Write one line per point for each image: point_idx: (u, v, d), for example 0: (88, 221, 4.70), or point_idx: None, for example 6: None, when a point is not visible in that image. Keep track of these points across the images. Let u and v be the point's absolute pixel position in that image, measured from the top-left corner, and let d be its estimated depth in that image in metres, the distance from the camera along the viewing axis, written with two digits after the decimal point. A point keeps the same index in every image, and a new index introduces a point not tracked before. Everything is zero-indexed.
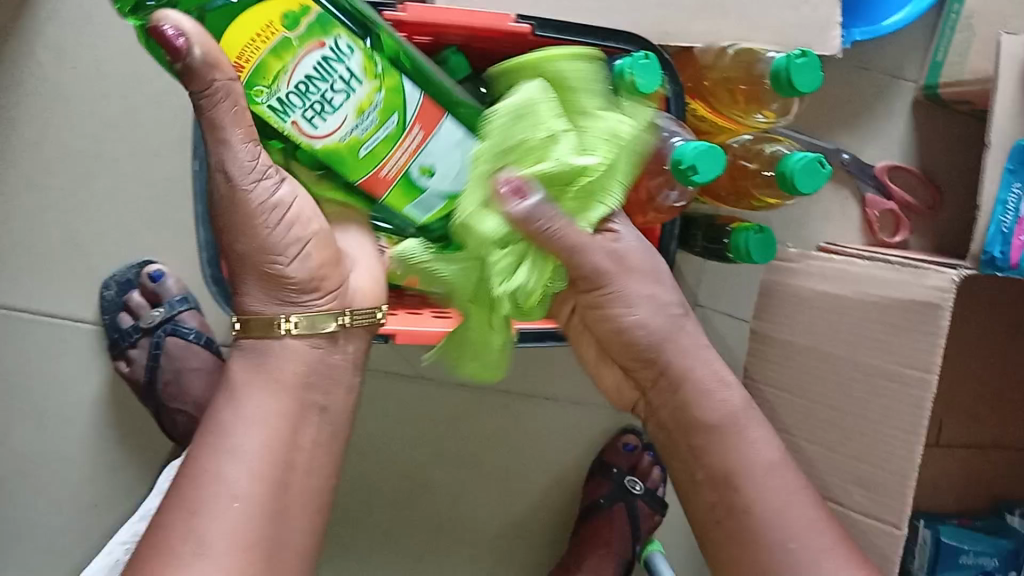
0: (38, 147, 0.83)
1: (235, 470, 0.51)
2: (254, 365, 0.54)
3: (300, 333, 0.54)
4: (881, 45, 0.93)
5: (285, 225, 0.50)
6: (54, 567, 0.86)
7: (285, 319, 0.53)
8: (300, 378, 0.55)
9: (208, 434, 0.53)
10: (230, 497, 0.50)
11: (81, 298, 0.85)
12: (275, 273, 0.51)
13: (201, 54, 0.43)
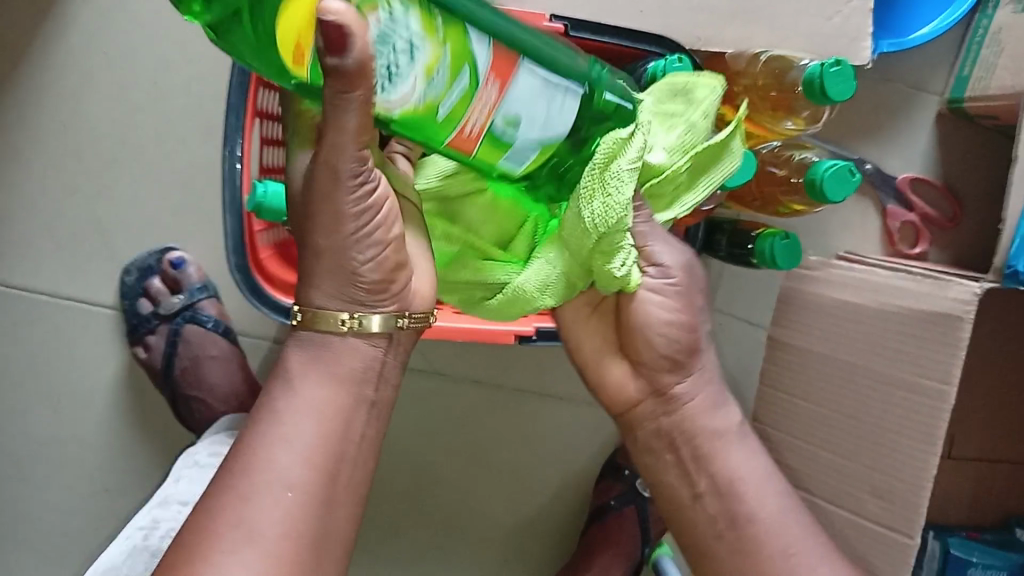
0: (67, 131, 0.83)
1: (290, 461, 0.49)
2: (312, 356, 0.50)
3: (358, 333, 0.49)
4: (908, 56, 0.93)
5: (369, 228, 0.44)
6: (67, 550, 0.86)
7: (346, 317, 0.48)
8: (355, 372, 0.51)
9: (262, 423, 0.50)
10: (283, 487, 0.49)
11: (102, 283, 0.85)
12: (343, 274, 0.46)
13: (357, 38, 0.36)
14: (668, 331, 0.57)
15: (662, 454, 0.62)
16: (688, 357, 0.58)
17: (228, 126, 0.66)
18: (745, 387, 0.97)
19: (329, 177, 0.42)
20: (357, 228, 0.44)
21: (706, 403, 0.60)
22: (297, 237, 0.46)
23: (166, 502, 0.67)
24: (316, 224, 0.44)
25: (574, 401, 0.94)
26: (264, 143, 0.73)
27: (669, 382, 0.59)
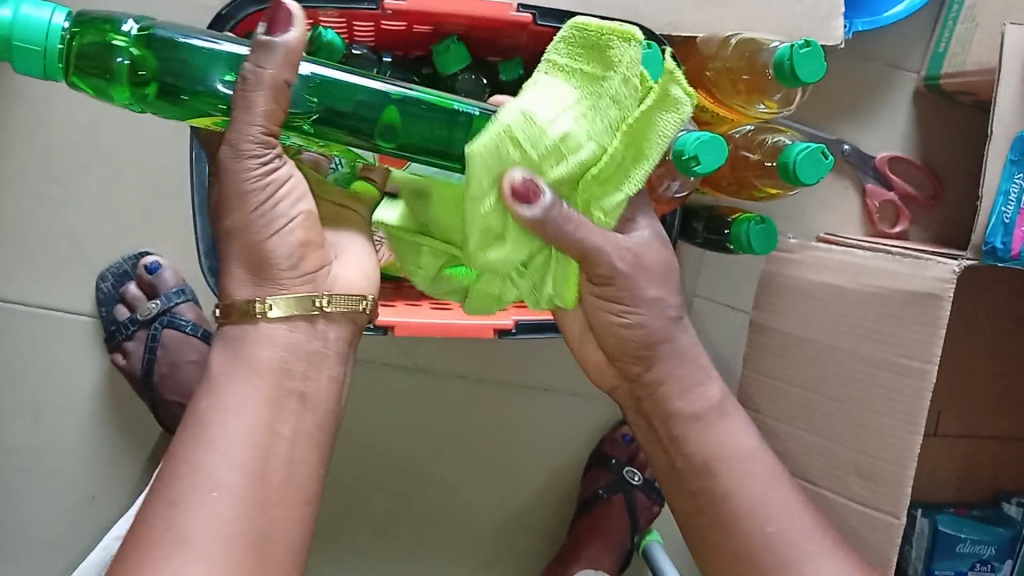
0: (34, 137, 0.82)
1: (214, 463, 0.47)
2: (233, 354, 0.50)
3: (279, 317, 0.49)
4: (883, 35, 0.93)
5: (270, 204, 0.47)
6: (51, 560, 0.86)
7: (262, 301, 0.49)
8: (276, 362, 0.50)
9: (187, 426, 0.49)
10: (210, 488, 0.47)
11: (77, 290, 0.84)
12: (261, 257, 0.48)
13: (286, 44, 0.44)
14: (642, 330, 0.55)
15: (644, 429, 0.62)
16: (648, 350, 0.57)
17: (194, 129, 0.65)
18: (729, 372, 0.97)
19: (231, 159, 0.45)
20: (269, 202, 0.47)
21: (679, 386, 0.58)
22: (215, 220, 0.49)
23: None
24: (225, 206, 0.47)
25: (558, 392, 0.94)
26: None
27: (641, 372, 0.58)
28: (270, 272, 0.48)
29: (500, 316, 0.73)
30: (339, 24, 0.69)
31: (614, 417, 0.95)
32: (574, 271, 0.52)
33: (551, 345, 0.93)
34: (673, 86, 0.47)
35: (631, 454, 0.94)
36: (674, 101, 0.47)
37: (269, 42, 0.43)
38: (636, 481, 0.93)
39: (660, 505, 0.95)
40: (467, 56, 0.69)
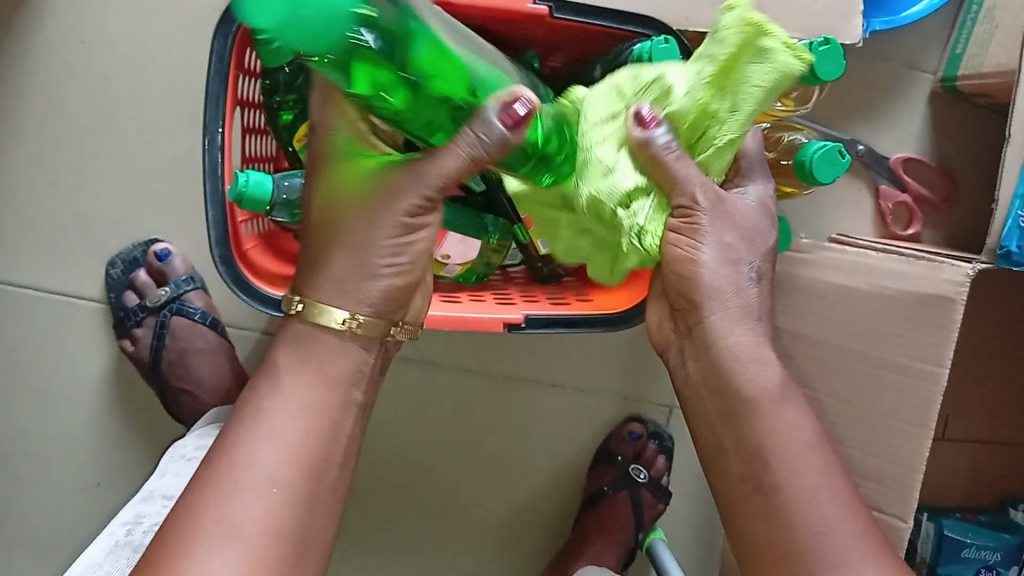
0: (48, 122, 0.83)
1: (270, 452, 0.50)
2: (301, 354, 0.52)
3: (357, 333, 0.52)
4: (900, 34, 0.92)
5: (400, 234, 0.50)
6: (57, 545, 0.86)
7: (346, 315, 0.51)
8: (343, 373, 0.53)
9: (246, 415, 0.52)
10: (269, 483, 0.49)
11: (86, 276, 0.84)
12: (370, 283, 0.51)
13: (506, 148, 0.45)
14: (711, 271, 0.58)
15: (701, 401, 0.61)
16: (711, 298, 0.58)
17: (207, 116, 0.65)
18: None
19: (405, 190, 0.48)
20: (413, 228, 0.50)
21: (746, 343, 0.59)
22: (332, 225, 0.51)
23: (150, 497, 0.66)
24: (362, 218, 0.50)
25: (565, 388, 0.94)
26: (247, 133, 0.72)
27: (697, 323, 0.60)
28: (366, 296, 0.51)
29: (510, 310, 0.73)
30: None
31: (622, 414, 0.95)
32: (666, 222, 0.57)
33: (560, 341, 0.92)
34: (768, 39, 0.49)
35: (637, 452, 0.92)
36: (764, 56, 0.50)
37: (494, 131, 0.44)
38: (642, 479, 0.92)
39: (665, 504, 0.94)
40: None
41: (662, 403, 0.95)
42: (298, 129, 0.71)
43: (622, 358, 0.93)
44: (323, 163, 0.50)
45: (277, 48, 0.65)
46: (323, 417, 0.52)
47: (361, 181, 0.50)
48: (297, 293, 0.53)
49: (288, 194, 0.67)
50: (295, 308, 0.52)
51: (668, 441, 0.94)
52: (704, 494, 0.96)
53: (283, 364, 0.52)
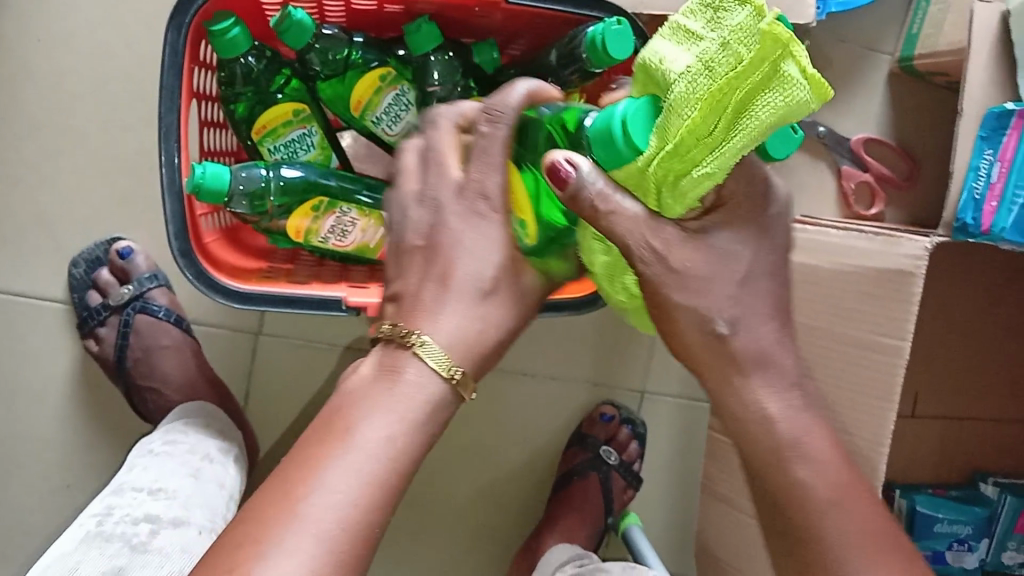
0: (6, 121, 0.82)
1: (340, 480, 0.43)
2: (388, 386, 0.46)
3: (455, 385, 0.47)
4: (856, 16, 0.93)
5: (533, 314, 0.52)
6: (27, 550, 0.85)
7: (459, 369, 0.47)
8: (417, 412, 0.46)
9: (313, 442, 0.45)
10: (332, 513, 0.42)
11: (50, 276, 0.84)
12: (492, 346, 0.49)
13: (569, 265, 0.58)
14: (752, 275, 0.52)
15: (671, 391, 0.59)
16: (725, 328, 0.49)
17: (161, 108, 0.64)
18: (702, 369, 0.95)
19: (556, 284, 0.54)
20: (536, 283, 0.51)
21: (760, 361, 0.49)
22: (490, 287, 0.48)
23: (120, 490, 0.66)
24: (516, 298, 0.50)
25: (537, 376, 0.94)
26: (205, 126, 0.72)
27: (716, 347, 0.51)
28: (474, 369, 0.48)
29: None
30: (309, 4, 0.72)
31: (594, 400, 0.95)
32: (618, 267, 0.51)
33: (534, 331, 0.93)
34: (789, 59, 0.35)
35: (609, 434, 0.92)
36: (782, 77, 0.35)
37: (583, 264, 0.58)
38: (613, 461, 0.92)
39: (636, 488, 0.94)
40: (437, 36, 0.70)
41: (634, 387, 0.95)
42: (256, 119, 0.71)
43: (592, 344, 0.94)
44: (489, 245, 0.48)
45: (231, 40, 0.65)
46: (412, 454, 0.46)
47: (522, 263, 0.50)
48: (417, 334, 0.47)
49: (246, 185, 0.67)
50: (413, 350, 0.47)
51: (641, 425, 0.94)
52: (677, 477, 0.97)
53: (384, 396, 0.46)
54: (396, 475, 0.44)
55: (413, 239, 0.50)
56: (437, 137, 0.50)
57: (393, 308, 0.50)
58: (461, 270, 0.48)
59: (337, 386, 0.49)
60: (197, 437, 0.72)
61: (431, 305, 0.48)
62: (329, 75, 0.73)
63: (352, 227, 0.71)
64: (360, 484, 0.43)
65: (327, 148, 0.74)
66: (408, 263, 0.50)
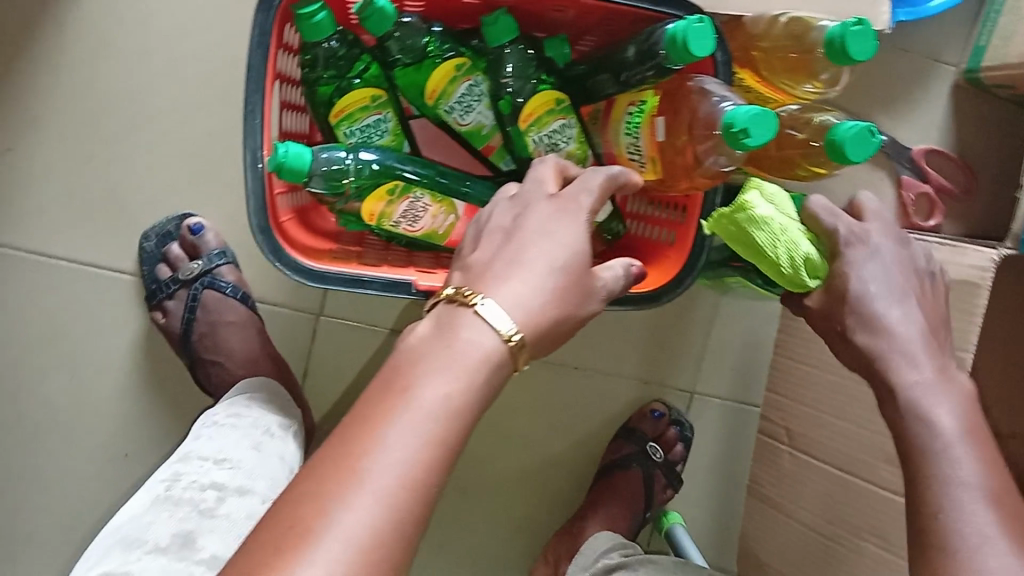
0: (86, 95, 0.84)
1: (399, 438, 0.43)
2: (446, 350, 0.47)
3: (512, 348, 0.48)
4: (922, 28, 0.93)
5: (586, 301, 0.53)
6: (83, 516, 0.87)
7: (517, 333, 0.48)
8: (469, 381, 0.46)
9: (374, 402, 0.45)
10: (390, 471, 0.42)
11: (119, 248, 0.86)
12: (553, 321, 0.50)
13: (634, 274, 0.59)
14: (868, 278, 0.59)
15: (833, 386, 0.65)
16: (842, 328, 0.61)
17: (248, 87, 0.66)
18: (751, 371, 0.95)
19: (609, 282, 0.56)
20: (600, 275, 0.55)
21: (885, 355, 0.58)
22: (560, 264, 0.51)
23: (187, 457, 0.67)
24: (575, 286, 0.52)
25: (587, 370, 0.95)
26: (285, 107, 0.74)
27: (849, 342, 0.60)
28: (528, 346, 0.49)
29: None
30: None
31: (642, 397, 0.96)
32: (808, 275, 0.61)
33: (591, 331, 0.93)
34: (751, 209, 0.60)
35: (658, 432, 0.93)
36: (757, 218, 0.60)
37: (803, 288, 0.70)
38: (658, 458, 0.93)
39: (676, 490, 0.95)
40: (514, 29, 0.70)
41: (683, 387, 0.96)
42: (333, 103, 0.73)
43: (643, 341, 0.95)
44: (561, 239, 0.52)
45: (316, 24, 0.66)
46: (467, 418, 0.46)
47: (577, 247, 0.52)
48: (478, 296, 0.49)
49: (328, 165, 0.68)
50: (474, 308, 0.48)
51: (688, 428, 0.95)
52: (720, 479, 0.97)
53: (441, 360, 0.47)
54: (453, 435, 0.45)
55: (498, 222, 0.54)
56: (540, 168, 0.57)
57: (460, 276, 0.52)
58: (538, 251, 0.51)
59: (396, 344, 0.50)
60: (260, 411, 0.73)
61: (500, 272, 0.50)
62: (408, 62, 0.74)
63: (424, 212, 0.73)
64: (418, 443, 0.43)
65: (399, 135, 0.76)
66: (485, 241, 0.53)
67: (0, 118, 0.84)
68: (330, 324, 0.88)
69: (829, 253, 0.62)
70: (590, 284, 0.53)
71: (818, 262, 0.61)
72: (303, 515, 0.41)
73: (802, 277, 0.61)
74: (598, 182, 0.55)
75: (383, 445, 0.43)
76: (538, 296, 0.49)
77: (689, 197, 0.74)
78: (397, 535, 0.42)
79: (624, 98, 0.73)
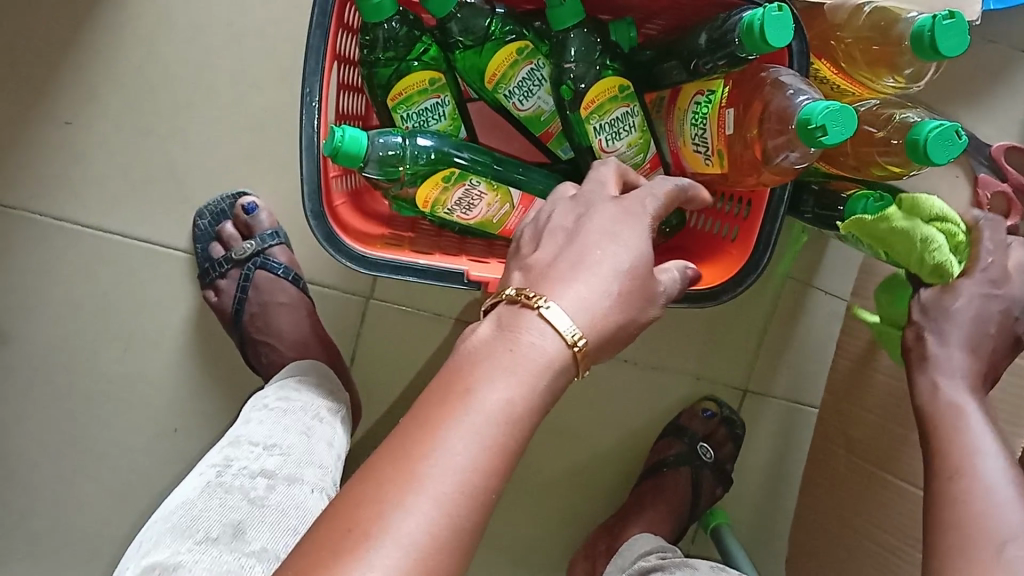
0: (144, 69, 0.84)
1: (459, 440, 0.42)
2: (509, 351, 0.46)
3: (578, 355, 0.47)
4: (1008, 16, 0.88)
5: (649, 305, 0.51)
6: (132, 487, 0.88)
7: (582, 338, 0.46)
8: (529, 387, 0.45)
9: (432, 403, 0.44)
10: (452, 475, 0.41)
11: (175, 225, 0.86)
12: (613, 329, 0.48)
13: (690, 276, 0.57)
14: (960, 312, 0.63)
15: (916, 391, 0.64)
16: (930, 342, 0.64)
17: (307, 68, 0.65)
18: (807, 371, 0.93)
19: (669, 288, 0.54)
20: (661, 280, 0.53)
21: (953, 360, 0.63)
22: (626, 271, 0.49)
23: (237, 442, 0.67)
24: (640, 292, 0.50)
25: (637, 364, 0.92)
26: (343, 88, 0.73)
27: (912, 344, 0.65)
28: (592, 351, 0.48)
29: None
30: None
31: (693, 393, 0.94)
32: (943, 268, 0.62)
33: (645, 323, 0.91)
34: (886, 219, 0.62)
35: (708, 430, 0.91)
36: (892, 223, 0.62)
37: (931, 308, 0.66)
38: (708, 458, 0.91)
39: (724, 489, 0.93)
40: (580, 12, 0.66)
41: (735, 385, 0.93)
42: (392, 85, 0.71)
43: (697, 337, 0.92)
44: (626, 242, 0.49)
45: (377, 5, 0.64)
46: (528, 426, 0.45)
47: (643, 252, 0.50)
48: (544, 299, 0.47)
49: (384, 151, 0.67)
50: (538, 311, 0.47)
51: (740, 427, 0.92)
52: (769, 478, 0.95)
53: (500, 360, 0.45)
54: (514, 440, 0.44)
55: (560, 221, 0.52)
56: (601, 170, 0.55)
57: (519, 276, 0.50)
58: (604, 253, 0.49)
59: (456, 345, 0.48)
60: (309, 395, 0.73)
61: (563, 274, 0.48)
62: (468, 45, 0.72)
63: (478, 200, 0.71)
64: (478, 447, 0.42)
65: (456, 119, 0.74)
66: (545, 242, 0.51)
67: (60, 91, 0.84)
68: (379, 308, 0.87)
69: (964, 270, 0.64)
70: (655, 289, 0.51)
71: (953, 268, 0.63)
72: (359, 516, 0.40)
73: (937, 274, 0.63)
74: (666, 190, 0.53)
75: (442, 451, 0.41)
76: (603, 300, 0.48)
77: (754, 192, 0.71)
78: (455, 540, 0.40)
79: (692, 88, 0.70)
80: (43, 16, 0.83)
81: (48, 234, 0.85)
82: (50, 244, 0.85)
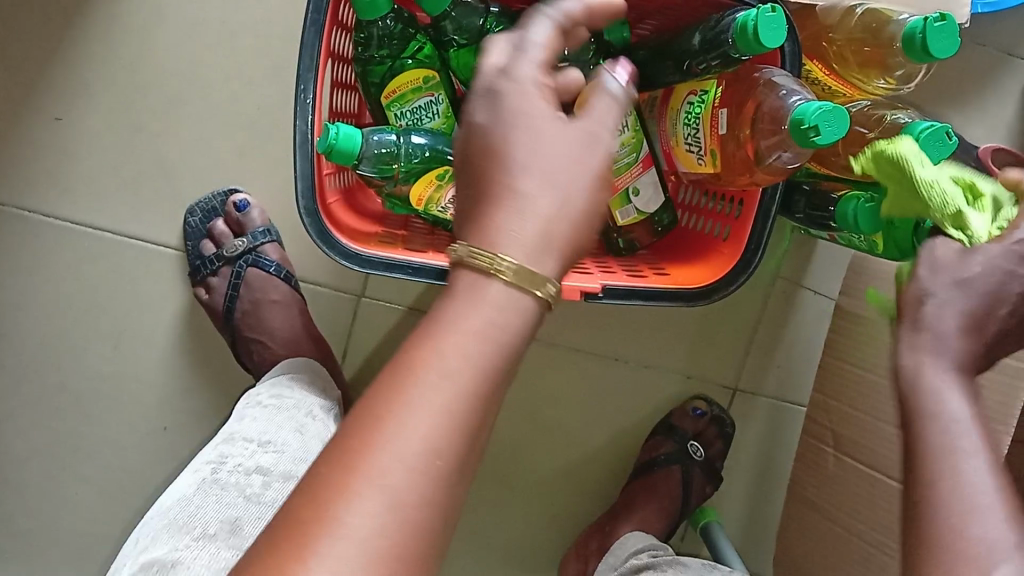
0: (134, 65, 0.83)
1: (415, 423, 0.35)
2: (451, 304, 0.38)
3: (514, 281, 0.38)
4: (997, 19, 0.89)
5: (582, 163, 0.40)
6: (121, 486, 0.88)
7: (507, 261, 0.38)
8: None
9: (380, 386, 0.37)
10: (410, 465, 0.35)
11: (166, 222, 0.85)
12: (550, 213, 0.39)
13: None
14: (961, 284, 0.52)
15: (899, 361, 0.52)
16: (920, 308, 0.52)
17: (300, 65, 0.65)
18: (797, 370, 0.93)
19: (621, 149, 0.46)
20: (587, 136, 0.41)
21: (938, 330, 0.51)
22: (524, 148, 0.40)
23: (232, 439, 0.67)
24: (553, 155, 0.40)
25: (629, 363, 0.93)
26: (336, 86, 0.72)
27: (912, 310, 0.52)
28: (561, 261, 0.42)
29: (589, 278, 0.71)
30: None
31: (685, 391, 0.94)
32: (956, 218, 0.55)
33: (636, 321, 0.92)
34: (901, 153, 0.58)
35: (698, 429, 0.92)
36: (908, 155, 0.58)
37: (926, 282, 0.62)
38: (699, 456, 0.91)
39: (715, 487, 0.93)
40: None
41: (726, 383, 0.94)
42: (386, 84, 0.71)
43: (688, 336, 0.93)
44: (514, 116, 0.40)
45: (372, 2, 0.64)
46: None
47: (536, 113, 0.41)
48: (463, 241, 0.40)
49: (379, 148, 0.67)
50: (462, 261, 0.39)
51: (730, 425, 0.93)
52: (759, 476, 0.96)
53: (452, 334, 0.37)
54: None
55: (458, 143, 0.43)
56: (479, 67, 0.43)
57: None
58: (501, 146, 0.40)
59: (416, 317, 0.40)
60: (302, 393, 0.73)
61: None
62: (461, 44, 0.72)
63: None
64: (442, 432, 0.36)
65: (450, 118, 0.74)
66: None
67: (50, 86, 0.83)
68: (371, 307, 0.87)
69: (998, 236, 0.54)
70: (580, 140, 0.41)
71: (980, 229, 0.54)
72: None
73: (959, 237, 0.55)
74: (542, 37, 0.43)
75: (397, 426, 0.35)
76: (520, 196, 0.39)
77: (746, 192, 0.72)
78: (417, 535, 0.35)
79: (684, 88, 0.70)
80: (33, 11, 0.83)
81: (38, 231, 0.84)
82: (40, 241, 0.85)
